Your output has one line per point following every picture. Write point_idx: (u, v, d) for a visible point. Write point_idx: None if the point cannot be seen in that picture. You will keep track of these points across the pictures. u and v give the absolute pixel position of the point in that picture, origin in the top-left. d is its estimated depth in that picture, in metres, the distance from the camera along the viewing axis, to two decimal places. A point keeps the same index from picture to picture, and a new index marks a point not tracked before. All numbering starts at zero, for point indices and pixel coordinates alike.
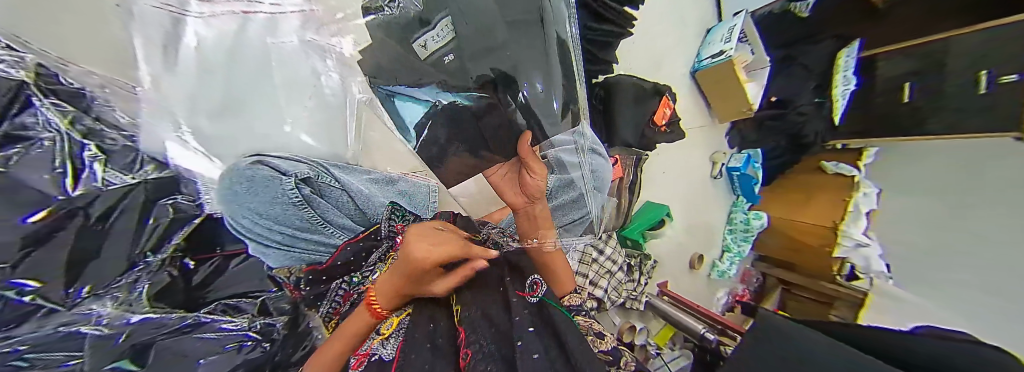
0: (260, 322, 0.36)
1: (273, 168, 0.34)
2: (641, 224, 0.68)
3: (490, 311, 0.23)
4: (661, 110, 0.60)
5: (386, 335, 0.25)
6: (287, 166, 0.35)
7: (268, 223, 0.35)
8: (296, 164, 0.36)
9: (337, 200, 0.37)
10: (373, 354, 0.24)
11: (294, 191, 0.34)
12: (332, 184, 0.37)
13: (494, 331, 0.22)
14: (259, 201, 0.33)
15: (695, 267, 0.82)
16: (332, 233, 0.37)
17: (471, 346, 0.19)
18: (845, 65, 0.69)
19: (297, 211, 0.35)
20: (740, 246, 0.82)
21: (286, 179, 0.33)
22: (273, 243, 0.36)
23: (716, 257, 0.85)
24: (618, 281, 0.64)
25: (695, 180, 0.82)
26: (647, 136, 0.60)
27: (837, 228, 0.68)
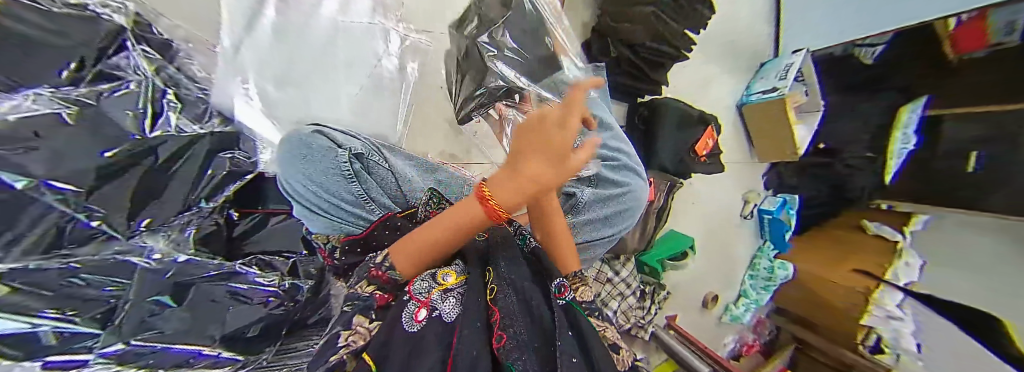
0: (288, 282, 0.37)
1: (331, 138, 0.35)
2: (662, 252, 0.66)
3: (529, 301, 0.23)
4: (704, 140, 0.59)
5: (422, 299, 0.24)
6: (343, 139, 0.36)
7: (317, 191, 0.34)
8: (352, 138, 0.37)
9: (386, 181, 0.38)
10: (411, 315, 0.21)
11: (347, 164, 0.34)
12: (380, 164, 0.38)
13: (533, 327, 0.21)
14: (314, 169, 0.33)
15: (709, 306, 0.79)
16: (372, 210, 0.36)
17: (507, 332, 0.18)
18: (906, 123, 0.63)
19: (345, 185, 0.34)
20: (759, 293, 0.80)
21: (341, 151, 0.34)
22: (314, 208, 0.35)
23: (731, 300, 0.82)
24: (628, 305, 0.63)
25: (721, 217, 0.80)
26: (686, 162, 0.59)
27: (869, 293, 0.64)
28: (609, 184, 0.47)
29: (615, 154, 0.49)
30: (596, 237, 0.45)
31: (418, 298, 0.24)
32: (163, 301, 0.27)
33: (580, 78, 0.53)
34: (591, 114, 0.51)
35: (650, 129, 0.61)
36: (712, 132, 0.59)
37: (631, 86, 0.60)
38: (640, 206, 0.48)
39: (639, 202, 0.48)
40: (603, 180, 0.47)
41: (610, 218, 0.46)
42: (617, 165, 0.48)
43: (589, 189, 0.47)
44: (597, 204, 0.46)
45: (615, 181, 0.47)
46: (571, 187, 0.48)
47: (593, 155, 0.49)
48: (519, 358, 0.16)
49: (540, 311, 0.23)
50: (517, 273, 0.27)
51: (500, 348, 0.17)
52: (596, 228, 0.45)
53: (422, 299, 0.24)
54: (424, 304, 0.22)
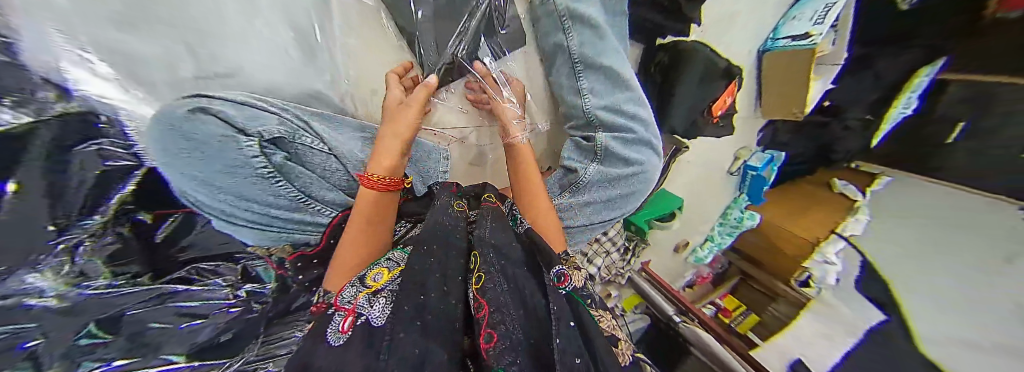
0: (244, 290, 0.32)
1: (225, 124, 0.28)
2: (650, 212, 0.66)
3: (525, 295, 0.27)
4: (723, 98, 0.51)
5: (374, 289, 0.27)
6: (243, 121, 0.29)
7: (230, 197, 0.30)
8: (261, 117, 0.30)
9: (325, 165, 0.35)
10: (359, 314, 0.24)
11: (258, 160, 0.29)
12: (305, 148, 0.33)
13: (533, 319, 0.26)
14: (212, 172, 0.28)
15: (679, 250, 0.90)
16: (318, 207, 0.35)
17: (499, 333, 0.22)
18: (916, 86, 0.61)
19: (267, 183, 0.31)
20: (724, 238, 0.86)
21: (246, 142, 0.28)
22: (242, 223, 0.32)
23: (698, 243, 0.90)
24: (611, 260, 0.66)
25: (708, 172, 0.81)
26: (697, 125, 0.52)
27: (818, 243, 0.72)
28: (617, 161, 0.42)
29: (628, 123, 0.42)
30: (593, 218, 0.41)
31: (372, 291, 0.27)
32: (92, 338, 0.19)
33: (591, 11, 0.41)
34: (604, 67, 0.41)
35: (666, 82, 0.51)
36: (733, 88, 0.51)
37: (653, 25, 0.49)
38: (649, 190, 0.44)
39: (648, 182, 0.43)
40: (611, 155, 0.42)
41: (612, 202, 0.42)
42: (631, 139, 0.42)
43: (594, 167, 0.42)
44: (597, 186, 0.42)
45: (626, 159, 0.42)
46: (573, 163, 0.42)
47: (601, 123, 0.42)
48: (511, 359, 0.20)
49: (535, 302, 0.27)
50: (508, 261, 0.31)
51: (491, 349, 0.21)
52: (597, 210, 0.41)
53: (370, 291, 0.27)
54: (375, 299, 0.25)
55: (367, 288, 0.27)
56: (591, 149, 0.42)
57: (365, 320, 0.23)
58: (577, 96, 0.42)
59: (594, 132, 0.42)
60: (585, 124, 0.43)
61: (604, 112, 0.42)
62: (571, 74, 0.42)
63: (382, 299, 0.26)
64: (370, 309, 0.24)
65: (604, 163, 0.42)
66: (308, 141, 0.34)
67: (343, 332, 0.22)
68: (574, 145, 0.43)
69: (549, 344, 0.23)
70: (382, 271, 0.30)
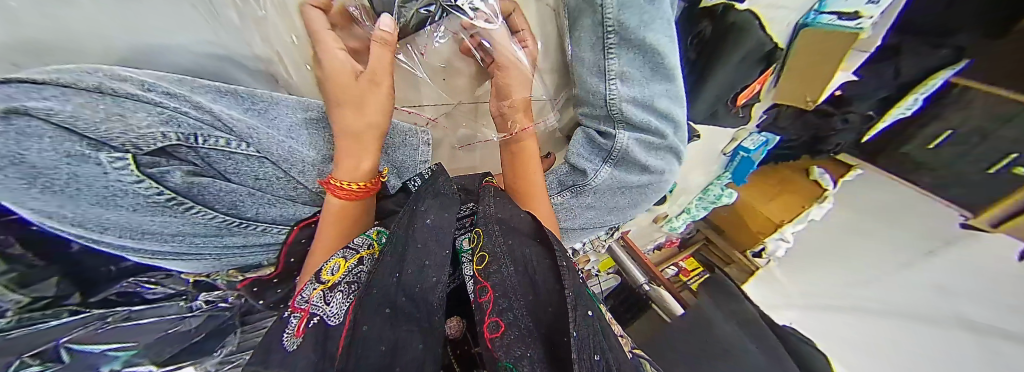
0: (202, 298, 0.33)
1: (92, 143, 0.20)
2: None
3: (535, 278, 0.27)
4: (753, 86, 0.45)
5: (329, 284, 0.25)
6: (110, 133, 0.20)
7: (128, 230, 0.25)
8: (130, 115, 0.21)
9: (255, 171, 0.30)
10: (312, 314, 0.22)
11: (151, 188, 0.24)
12: (224, 156, 0.27)
13: (552, 313, 0.24)
14: (82, 207, 0.22)
15: (656, 220, 0.93)
16: (247, 228, 0.32)
17: (504, 322, 0.22)
18: (924, 88, 0.54)
19: (167, 209, 0.26)
20: (700, 211, 0.91)
21: (124, 163, 0.22)
22: (167, 253, 0.29)
23: (675, 214, 0.93)
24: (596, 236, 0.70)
25: (702, 153, 0.79)
26: (718, 114, 0.48)
27: (779, 226, 0.81)
28: (634, 168, 0.38)
29: (660, 123, 0.36)
30: (595, 222, 0.43)
31: (328, 285, 0.24)
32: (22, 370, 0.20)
33: None
34: (645, 45, 0.32)
35: (699, 59, 0.43)
36: (767, 75, 0.45)
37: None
38: (655, 198, 0.43)
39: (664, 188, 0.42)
40: (631, 161, 0.38)
41: (620, 208, 0.42)
42: (658, 145, 0.38)
43: (606, 171, 0.38)
44: (609, 189, 0.40)
45: (645, 167, 0.38)
46: (585, 163, 0.38)
47: (625, 120, 0.36)
48: (519, 355, 0.20)
49: (546, 287, 0.26)
50: (513, 242, 0.30)
51: (499, 340, 0.22)
52: (599, 213, 0.42)
53: (326, 285, 0.25)
54: (333, 294, 0.23)
55: (320, 282, 0.25)
56: (608, 150, 0.37)
57: (320, 319, 0.21)
58: (605, 84, 0.34)
59: (614, 128, 0.36)
60: (607, 116, 0.36)
61: (635, 106, 0.35)
62: (602, 52, 0.33)
63: (341, 292, 0.24)
64: (325, 305, 0.22)
65: (618, 165, 0.38)
66: (218, 143, 0.26)
67: (296, 335, 0.20)
68: (588, 142, 0.38)
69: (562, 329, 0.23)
70: (340, 260, 0.27)
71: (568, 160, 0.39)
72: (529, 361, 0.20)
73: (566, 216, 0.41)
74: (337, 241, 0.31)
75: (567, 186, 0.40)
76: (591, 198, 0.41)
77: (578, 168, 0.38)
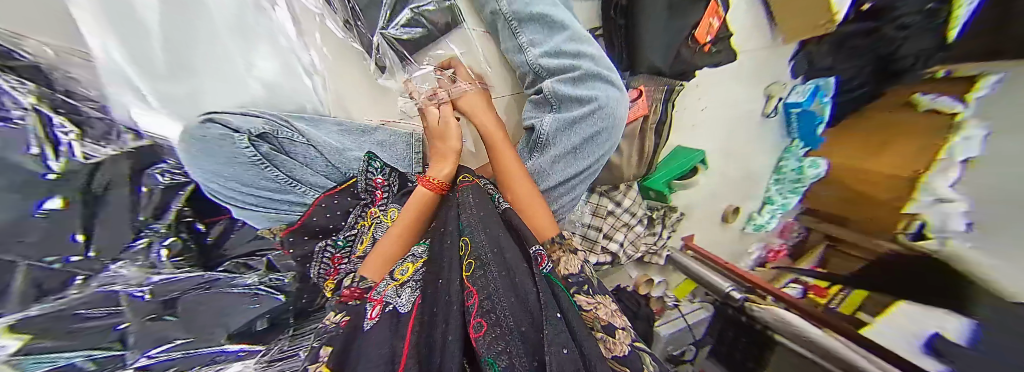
0: (269, 278, 0.43)
1: (225, 125, 0.35)
2: (666, 173, 0.61)
3: (518, 286, 0.30)
4: (704, 23, 0.51)
5: (400, 281, 0.33)
6: (240, 121, 0.36)
7: (234, 185, 0.37)
8: (251, 117, 0.37)
9: (304, 153, 0.40)
10: (386, 301, 0.30)
11: (250, 149, 0.36)
12: (293, 142, 0.39)
13: (528, 318, 0.28)
14: (215, 163, 0.36)
15: (727, 220, 0.79)
16: (301, 191, 0.41)
17: (486, 323, 0.27)
18: None
19: (260, 171, 0.38)
20: (786, 197, 0.69)
21: (239, 137, 0.35)
22: (246, 206, 0.40)
23: (756, 210, 0.76)
24: (636, 234, 0.63)
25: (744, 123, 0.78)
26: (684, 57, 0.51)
27: (917, 177, 0.46)
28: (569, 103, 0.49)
29: (574, 62, 0.49)
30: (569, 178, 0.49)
31: (399, 283, 0.33)
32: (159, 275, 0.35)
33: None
34: (535, 15, 0.49)
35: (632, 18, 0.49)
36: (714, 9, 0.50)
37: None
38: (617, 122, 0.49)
39: (620, 118, 0.49)
40: (564, 99, 0.49)
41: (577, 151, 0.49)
42: (580, 77, 0.48)
43: (550, 117, 0.49)
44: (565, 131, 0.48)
45: (579, 98, 0.48)
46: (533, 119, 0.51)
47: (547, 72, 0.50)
48: (498, 350, 0.25)
49: (534, 295, 0.29)
50: (500, 249, 0.33)
51: (480, 338, 0.26)
52: (567, 163, 0.49)
53: (398, 283, 0.33)
54: (402, 290, 0.31)
55: (394, 280, 0.33)
56: (546, 100, 0.50)
57: (393, 308, 0.30)
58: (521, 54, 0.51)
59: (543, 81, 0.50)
60: (535, 75, 0.51)
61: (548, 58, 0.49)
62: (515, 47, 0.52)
63: (409, 288, 0.32)
64: (396, 297, 0.30)
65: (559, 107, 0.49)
66: (289, 136, 0.38)
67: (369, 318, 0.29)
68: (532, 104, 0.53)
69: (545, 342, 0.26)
70: (409, 265, 0.35)
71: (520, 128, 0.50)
72: (506, 358, 0.24)
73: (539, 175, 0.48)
74: (398, 239, 0.36)
75: (535, 149, 0.50)
76: (556, 149, 0.49)
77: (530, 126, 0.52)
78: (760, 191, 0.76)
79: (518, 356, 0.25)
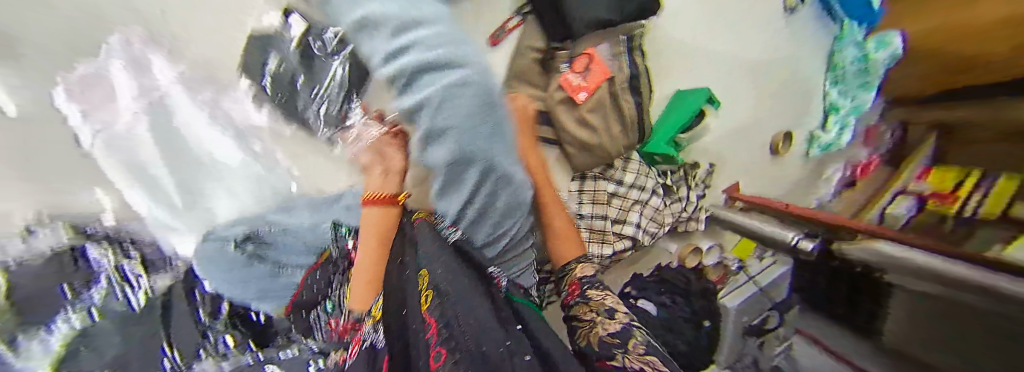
0: None
1: (216, 238, 0.42)
2: (666, 132, 0.51)
3: (462, 306, 0.23)
4: None
5: (377, 314, 0.26)
6: (224, 232, 0.43)
7: (234, 284, 0.39)
8: (229, 227, 0.44)
9: (287, 240, 0.44)
10: (365, 341, 0.23)
11: (239, 252, 0.40)
12: (274, 232, 0.43)
13: (475, 330, 0.21)
14: (217, 271, 0.39)
15: (778, 151, 0.63)
16: (292, 272, 0.41)
17: (447, 348, 0.18)
18: None
19: (252, 266, 0.40)
20: (854, 97, 0.56)
21: (229, 244, 0.41)
22: (250, 297, 0.39)
23: (818, 128, 0.61)
24: (654, 208, 0.55)
25: (765, 33, 0.58)
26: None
27: None
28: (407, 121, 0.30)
29: (372, 58, 0.28)
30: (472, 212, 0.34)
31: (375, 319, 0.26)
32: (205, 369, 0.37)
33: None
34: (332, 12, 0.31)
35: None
36: None
37: None
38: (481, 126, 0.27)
39: (473, 116, 0.26)
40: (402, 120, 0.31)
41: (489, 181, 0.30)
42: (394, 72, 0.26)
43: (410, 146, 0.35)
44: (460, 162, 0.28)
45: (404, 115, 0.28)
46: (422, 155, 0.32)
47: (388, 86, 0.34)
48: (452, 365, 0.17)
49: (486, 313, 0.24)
50: (449, 273, 0.27)
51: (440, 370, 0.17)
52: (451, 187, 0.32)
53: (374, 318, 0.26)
54: (379, 326, 0.24)
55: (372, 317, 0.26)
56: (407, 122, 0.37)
57: (370, 341, 0.22)
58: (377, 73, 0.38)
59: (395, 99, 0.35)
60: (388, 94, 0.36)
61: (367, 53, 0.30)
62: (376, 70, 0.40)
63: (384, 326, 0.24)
64: (374, 332, 0.23)
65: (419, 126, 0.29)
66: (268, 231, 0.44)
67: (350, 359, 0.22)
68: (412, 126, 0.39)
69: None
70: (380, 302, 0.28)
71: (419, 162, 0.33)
72: None
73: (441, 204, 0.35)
74: (369, 272, 0.34)
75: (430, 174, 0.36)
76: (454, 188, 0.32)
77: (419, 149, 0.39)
78: (815, 105, 0.62)
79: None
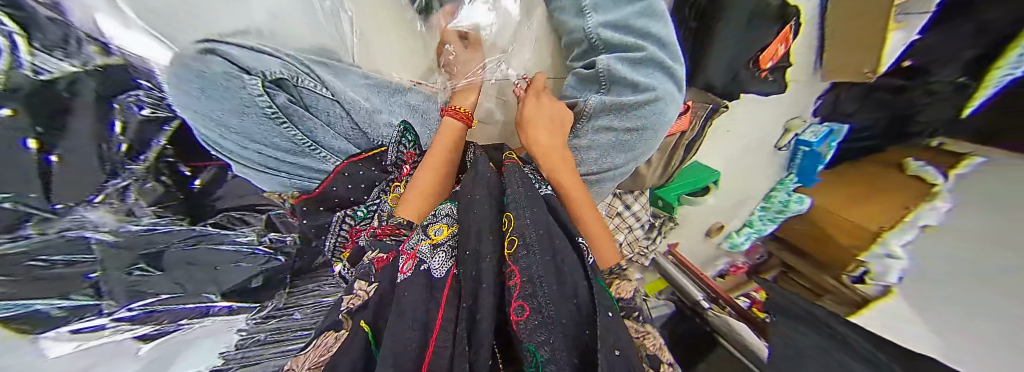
0: (267, 240, 0.41)
1: (229, 61, 0.32)
2: (681, 186, 0.64)
3: (562, 283, 0.31)
4: (772, 47, 0.50)
5: (434, 241, 0.36)
6: (252, 61, 0.33)
7: (242, 138, 0.37)
8: (262, 60, 0.34)
9: (326, 110, 0.40)
10: (421, 262, 0.34)
11: (266, 104, 0.35)
12: (315, 96, 0.38)
13: (576, 316, 0.29)
14: (221, 107, 0.34)
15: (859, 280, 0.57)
16: (320, 155, 0.42)
17: (530, 308, 0.29)
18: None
19: (273, 126, 0.37)
20: (765, 224, 0.81)
21: (254, 83, 0.33)
22: (252, 163, 0.41)
23: (735, 229, 0.87)
24: (635, 237, 0.63)
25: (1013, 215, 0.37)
26: (741, 80, 0.52)
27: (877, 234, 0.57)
28: (627, 90, 0.46)
29: (638, 42, 0.47)
30: (588, 177, 0.49)
31: (433, 243, 0.36)
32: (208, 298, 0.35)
33: None
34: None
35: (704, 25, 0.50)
36: (786, 35, 0.49)
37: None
38: (667, 123, 0.47)
39: (661, 120, 0.47)
40: (619, 81, 0.46)
41: (629, 149, 0.47)
42: (640, 60, 0.46)
43: (596, 99, 0.46)
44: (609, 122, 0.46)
45: (635, 84, 0.46)
46: (577, 95, 0.49)
47: (605, 46, 0.48)
48: (540, 339, 0.27)
49: (573, 282, 0.31)
50: (542, 234, 0.35)
51: (525, 321, 0.28)
52: (606, 152, 0.47)
53: (431, 242, 0.37)
54: (437, 252, 0.35)
55: (429, 239, 0.37)
56: (596, 79, 0.47)
57: (429, 269, 0.33)
58: (581, 18, 0.49)
59: (598, 53, 0.48)
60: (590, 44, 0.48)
61: (608, 29, 0.48)
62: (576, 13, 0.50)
63: (441, 252, 0.35)
64: (432, 261, 0.34)
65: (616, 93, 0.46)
66: (310, 86, 0.37)
67: (403, 274, 0.33)
68: (577, 79, 0.49)
69: (590, 338, 0.27)
70: (441, 226, 0.38)
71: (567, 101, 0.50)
72: (548, 345, 0.26)
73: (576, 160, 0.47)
74: (431, 179, 0.42)
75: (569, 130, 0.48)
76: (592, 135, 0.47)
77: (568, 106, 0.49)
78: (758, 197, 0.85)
79: (562, 347, 0.26)
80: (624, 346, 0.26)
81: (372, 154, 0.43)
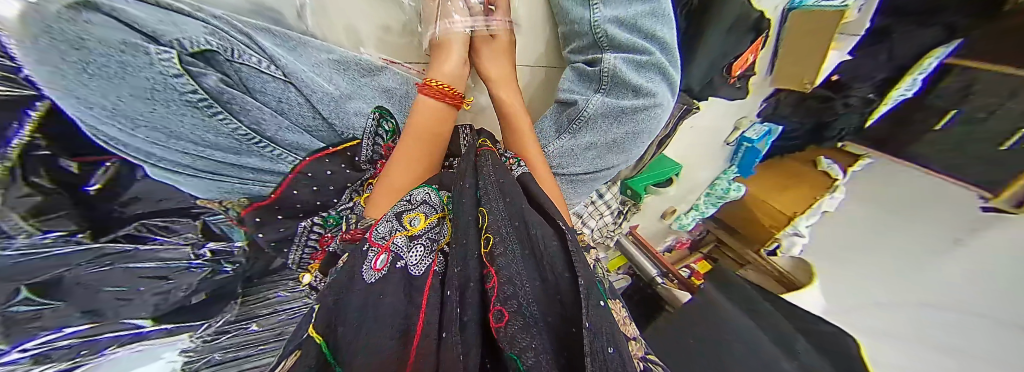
0: (208, 248, 0.33)
1: (122, 26, 0.24)
2: (649, 178, 0.67)
3: (546, 276, 0.28)
4: (745, 57, 0.53)
5: (411, 232, 0.32)
6: (155, 26, 0.26)
7: (165, 139, 0.28)
8: (175, 21, 0.28)
9: (275, 92, 0.35)
10: (398, 257, 0.29)
11: (189, 89, 0.27)
12: (254, 72, 0.33)
13: (560, 317, 0.26)
14: (117, 98, 0.24)
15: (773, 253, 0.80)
16: (273, 154, 0.36)
17: (509, 312, 0.24)
18: (921, 70, 0.57)
19: (204, 119, 0.29)
20: (708, 208, 0.88)
21: (162, 55, 0.26)
22: (188, 170, 0.31)
23: (684, 211, 0.92)
24: (604, 223, 0.66)
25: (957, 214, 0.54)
26: (714, 83, 0.57)
27: (792, 218, 0.75)
28: (626, 93, 0.49)
29: (645, 46, 0.47)
30: (581, 176, 0.50)
31: (410, 234, 0.32)
32: (139, 323, 0.29)
33: None
34: None
35: (697, 27, 0.53)
36: (757, 46, 0.53)
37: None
38: (654, 127, 0.50)
39: (647, 122, 0.49)
40: (620, 82, 0.48)
41: (613, 146, 0.49)
42: (646, 63, 0.47)
43: (597, 99, 0.48)
44: (598, 117, 0.48)
45: (637, 88, 0.48)
46: (577, 95, 0.50)
47: (610, 44, 0.48)
48: (523, 347, 0.22)
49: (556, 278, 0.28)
50: (528, 226, 0.32)
51: (504, 329, 0.23)
52: (600, 153, 0.50)
53: (408, 233, 0.32)
54: (416, 245, 0.31)
55: (405, 230, 0.32)
56: (598, 77, 0.48)
57: (404, 265, 0.29)
58: (587, 10, 0.47)
59: (603, 52, 0.48)
60: (594, 42, 0.48)
61: (616, 26, 0.47)
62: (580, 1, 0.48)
63: (421, 244, 0.31)
64: (410, 257, 0.29)
65: (609, 94, 0.49)
66: (250, 61, 0.33)
67: (377, 269, 0.28)
68: (576, 73, 0.50)
69: (578, 337, 0.24)
70: (419, 216, 0.35)
71: (561, 99, 0.51)
72: (533, 353, 0.22)
73: (564, 157, 0.49)
74: (405, 169, 0.40)
75: (567, 128, 0.49)
76: (585, 134, 0.49)
77: (567, 101, 0.50)
78: (702, 185, 0.90)
79: (545, 352, 0.23)
80: (615, 342, 0.24)
81: (347, 148, 0.40)
